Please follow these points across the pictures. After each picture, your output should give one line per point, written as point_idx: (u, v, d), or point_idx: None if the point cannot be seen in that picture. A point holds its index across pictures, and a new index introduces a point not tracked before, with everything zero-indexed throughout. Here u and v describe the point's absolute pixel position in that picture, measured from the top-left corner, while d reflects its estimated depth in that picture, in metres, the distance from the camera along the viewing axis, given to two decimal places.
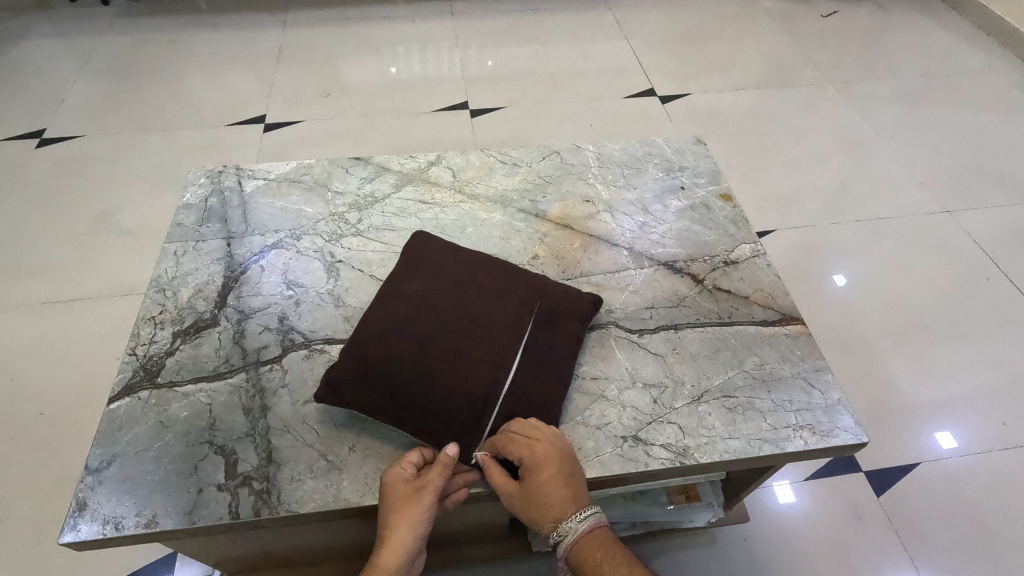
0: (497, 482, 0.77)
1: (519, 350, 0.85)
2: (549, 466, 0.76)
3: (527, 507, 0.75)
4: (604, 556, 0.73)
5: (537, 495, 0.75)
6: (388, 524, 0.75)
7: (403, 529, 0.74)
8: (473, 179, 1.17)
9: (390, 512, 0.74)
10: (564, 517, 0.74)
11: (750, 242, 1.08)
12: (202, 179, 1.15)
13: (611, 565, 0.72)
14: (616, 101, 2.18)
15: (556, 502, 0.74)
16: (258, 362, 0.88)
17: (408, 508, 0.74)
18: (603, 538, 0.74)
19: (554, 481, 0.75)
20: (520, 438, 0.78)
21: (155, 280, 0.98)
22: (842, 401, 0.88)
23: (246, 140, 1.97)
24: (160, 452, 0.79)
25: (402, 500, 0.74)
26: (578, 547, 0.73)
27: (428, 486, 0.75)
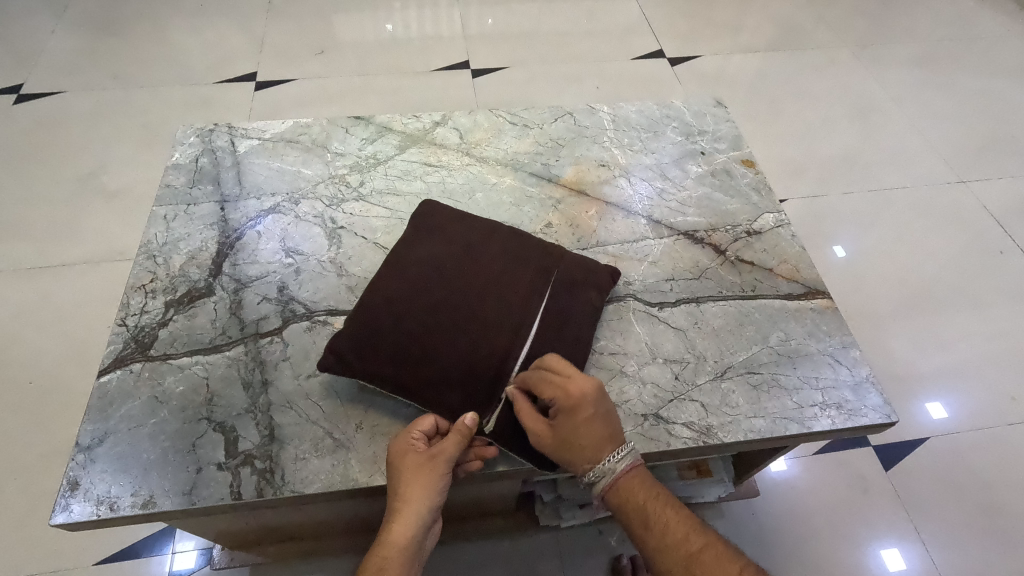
0: (527, 423, 0.73)
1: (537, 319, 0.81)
2: (585, 407, 0.71)
3: (562, 450, 0.71)
4: (646, 496, 0.70)
5: (572, 436, 0.71)
6: (399, 496, 0.70)
7: (416, 500, 0.71)
8: (481, 141, 1.10)
9: (403, 484, 0.70)
10: (602, 457, 0.70)
11: (774, 212, 1.02)
12: (192, 138, 1.08)
13: (654, 503, 0.70)
14: (624, 62, 2.08)
15: (592, 444, 0.71)
16: (257, 334, 0.83)
17: (422, 478, 0.70)
18: (643, 478, 0.71)
19: (591, 421, 0.71)
20: (551, 376, 0.73)
21: (145, 245, 0.92)
22: (870, 379, 0.84)
23: (236, 100, 1.87)
24: (155, 429, 0.74)
25: (414, 470, 0.70)
26: (617, 489, 0.70)
27: (443, 454, 0.71)
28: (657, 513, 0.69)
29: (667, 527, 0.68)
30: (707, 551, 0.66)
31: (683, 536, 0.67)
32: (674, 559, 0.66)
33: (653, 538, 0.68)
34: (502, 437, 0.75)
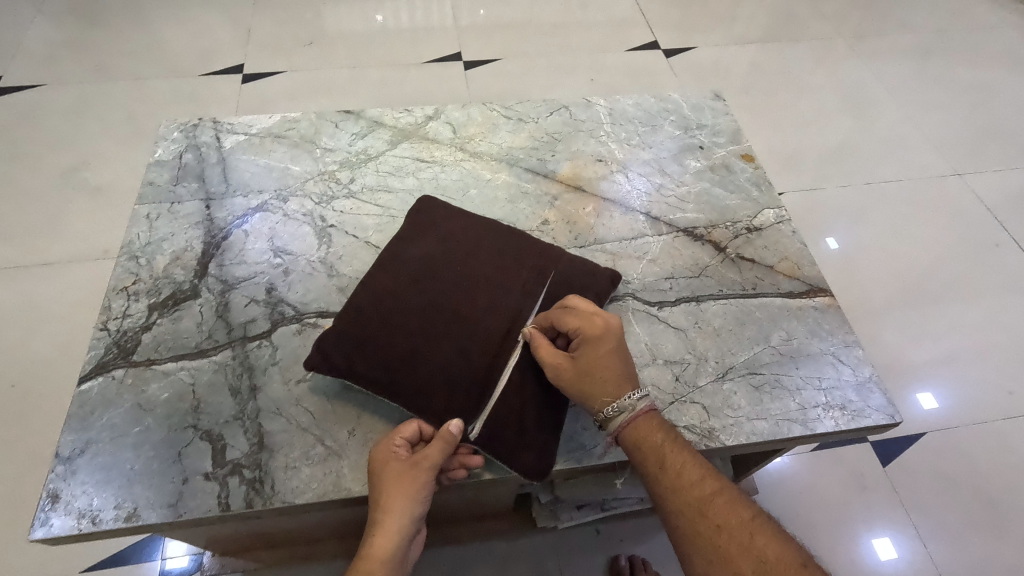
0: (548, 355, 0.73)
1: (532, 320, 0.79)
2: (608, 340, 0.72)
3: (581, 383, 0.71)
4: (663, 438, 0.69)
5: (593, 368, 0.71)
6: (380, 507, 0.67)
7: (397, 511, 0.67)
8: (475, 136, 1.08)
9: (384, 493, 0.67)
10: (622, 394, 0.70)
11: (774, 208, 1.00)
12: (175, 133, 1.04)
13: (669, 445, 0.69)
14: (619, 53, 2.05)
15: (613, 379, 0.70)
16: (244, 337, 0.80)
17: (403, 488, 0.67)
18: (657, 423, 0.70)
19: (613, 355, 0.71)
20: (575, 311, 0.74)
21: (127, 246, 0.88)
22: (873, 378, 0.82)
23: (222, 92, 1.82)
24: (138, 438, 0.71)
25: (395, 478, 0.67)
26: (635, 429, 0.69)
27: (426, 462, 0.68)
28: (673, 455, 0.68)
29: (682, 470, 0.67)
30: (720, 496, 0.65)
31: (697, 480, 0.66)
32: (687, 501, 0.65)
33: (667, 479, 0.67)
34: (494, 442, 0.72)
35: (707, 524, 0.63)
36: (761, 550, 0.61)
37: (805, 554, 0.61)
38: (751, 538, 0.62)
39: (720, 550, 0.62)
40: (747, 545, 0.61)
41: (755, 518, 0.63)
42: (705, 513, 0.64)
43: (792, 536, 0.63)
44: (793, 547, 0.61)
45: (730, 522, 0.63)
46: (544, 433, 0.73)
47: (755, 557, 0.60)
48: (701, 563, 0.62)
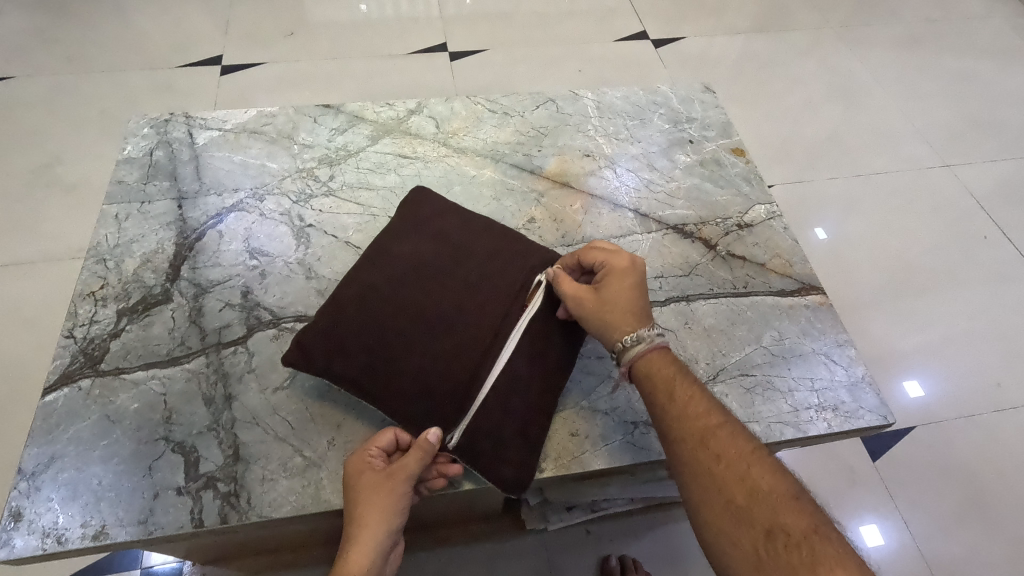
0: (570, 289, 0.75)
1: (520, 324, 0.76)
2: (630, 274, 0.74)
3: (600, 314, 0.72)
4: (676, 372, 0.69)
5: (614, 297, 0.73)
6: (355, 520, 0.65)
7: (373, 524, 0.64)
8: (458, 131, 1.04)
9: (359, 504, 0.65)
10: (640, 326, 0.71)
11: (765, 203, 0.98)
12: (146, 129, 1.00)
13: (678, 378, 0.69)
14: (607, 44, 2.02)
15: (633, 310, 0.72)
16: (219, 344, 0.77)
17: (380, 499, 0.65)
18: (673, 359, 0.71)
19: (634, 288, 0.73)
20: (601, 248, 0.77)
21: (94, 248, 0.85)
22: (865, 378, 0.81)
23: (199, 85, 1.76)
24: (107, 452, 0.68)
25: (371, 489, 0.65)
26: (650, 361, 0.69)
27: (403, 472, 0.66)
28: (682, 387, 0.68)
29: (690, 402, 0.67)
30: (723, 428, 0.64)
31: (703, 411, 0.66)
32: (689, 430, 0.64)
33: (675, 408, 0.66)
34: (478, 450, 0.69)
35: (707, 452, 0.63)
36: (756, 482, 0.60)
37: (800, 489, 0.60)
38: (748, 468, 0.61)
39: (715, 477, 0.61)
40: (743, 474, 0.61)
41: (756, 451, 0.63)
42: (706, 442, 0.63)
43: (789, 473, 0.62)
44: (789, 482, 0.60)
45: (730, 452, 0.62)
46: (529, 441, 0.71)
47: (748, 487, 0.60)
48: (696, 488, 0.62)
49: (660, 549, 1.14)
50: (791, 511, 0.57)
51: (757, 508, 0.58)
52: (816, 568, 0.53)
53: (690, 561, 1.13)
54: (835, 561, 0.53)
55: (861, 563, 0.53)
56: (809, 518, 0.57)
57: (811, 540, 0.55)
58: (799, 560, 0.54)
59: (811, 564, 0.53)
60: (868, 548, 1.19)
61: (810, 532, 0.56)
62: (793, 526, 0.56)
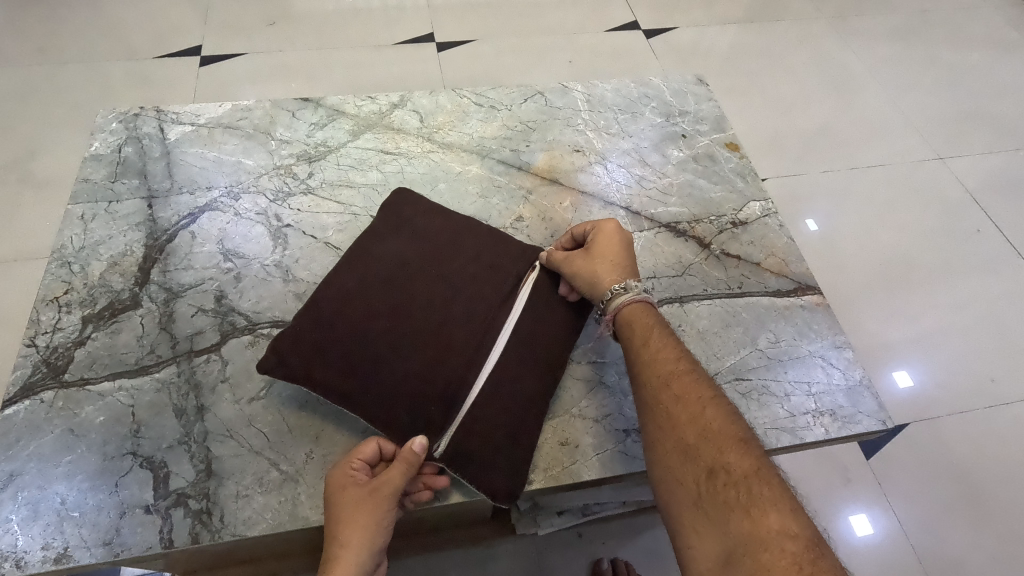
0: (558, 256, 0.77)
1: (506, 331, 0.73)
2: (613, 236, 0.76)
3: (589, 267, 0.73)
4: (655, 323, 0.69)
5: (599, 256, 0.74)
6: (336, 540, 0.61)
7: (355, 543, 0.60)
8: (444, 126, 1.00)
9: (340, 521, 0.61)
10: (628, 277, 0.72)
11: (761, 200, 0.96)
12: (114, 124, 0.95)
13: (656, 331, 0.68)
14: (598, 34, 1.98)
15: (619, 263, 0.74)
16: (191, 351, 0.73)
17: (362, 514, 0.61)
18: (654, 312, 0.71)
19: (617, 247, 0.75)
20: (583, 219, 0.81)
21: (58, 251, 0.80)
22: (863, 381, 0.79)
23: (178, 77, 1.70)
24: (70, 469, 0.65)
25: (353, 503, 0.61)
26: (630, 312, 0.70)
27: (387, 486, 0.62)
28: (656, 336, 0.67)
29: (660, 348, 0.66)
30: (688, 373, 0.64)
31: (671, 357, 0.65)
32: (653, 372, 0.64)
33: (644, 353, 0.66)
34: (462, 462, 0.66)
35: (666, 393, 0.62)
36: (709, 423, 0.59)
37: (753, 434, 0.59)
38: (702, 411, 0.60)
39: (670, 417, 0.61)
40: (698, 416, 0.60)
41: (716, 396, 0.62)
42: (668, 384, 0.63)
43: (745, 420, 0.61)
44: (743, 426, 0.60)
45: (689, 395, 0.62)
46: (517, 453, 0.68)
47: (700, 429, 0.59)
48: (652, 428, 0.62)
49: (652, 552, 1.12)
50: (738, 453, 0.57)
51: (704, 448, 0.58)
52: (748, 506, 0.53)
53: None
54: (769, 501, 0.53)
55: (796, 506, 0.53)
56: (755, 461, 0.57)
57: (751, 481, 0.55)
58: (735, 499, 0.54)
59: (745, 504, 0.54)
60: (859, 545, 1.18)
61: (752, 474, 0.55)
62: (735, 466, 0.56)
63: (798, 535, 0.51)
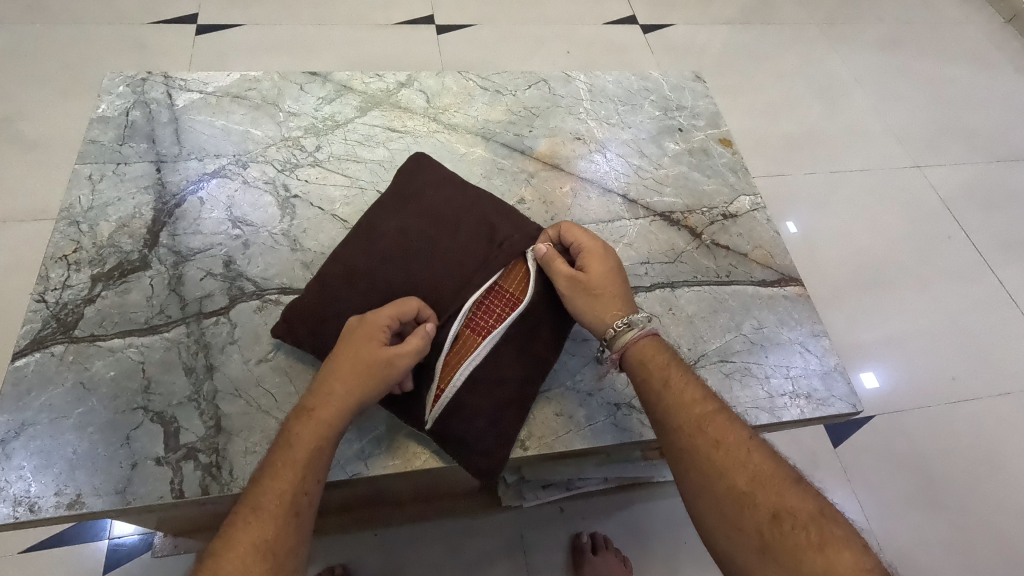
0: (563, 272, 0.75)
1: (505, 321, 0.74)
2: (609, 260, 0.77)
3: (594, 297, 0.74)
4: (668, 359, 0.71)
5: (600, 283, 0.74)
6: (338, 381, 0.63)
7: (348, 396, 0.63)
8: (450, 107, 1.03)
9: (346, 366, 0.64)
10: (629, 311, 0.74)
11: (750, 195, 1.00)
12: (121, 87, 0.95)
13: (672, 369, 0.70)
14: (596, 26, 2.00)
15: (620, 295, 0.75)
16: (200, 313, 0.75)
17: (366, 372, 0.63)
18: (662, 345, 0.73)
19: (614, 274, 0.76)
20: (583, 230, 0.79)
21: (66, 209, 0.81)
22: (838, 368, 0.84)
23: (175, 44, 1.69)
24: (81, 421, 0.66)
25: (366, 359, 0.64)
26: (641, 347, 0.71)
27: (398, 363, 0.65)
28: (676, 378, 0.69)
29: (684, 391, 0.68)
30: (718, 415, 0.66)
31: (699, 399, 0.67)
32: (688, 418, 0.66)
33: (670, 396, 0.68)
34: (461, 429, 0.70)
35: (706, 439, 0.64)
36: (756, 467, 0.62)
37: (794, 472, 0.63)
38: (747, 454, 0.63)
39: (715, 463, 0.62)
40: (743, 459, 0.62)
41: (752, 438, 0.65)
42: (704, 429, 0.65)
43: (781, 457, 0.65)
44: (785, 466, 0.63)
45: (728, 439, 0.64)
46: (513, 423, 0.72)
47: (751, 473, 0.61)
48: (695, 475, 0.63)
49: (628, 527, 1.18)
50: (792, 494, 0.60)
51: (760, 492, 0.60)
52: (822, 546, 0.56)
53: (657, 539, 1.17)
54: (839, 540, 0.57)
55: (861, 542, 0.57)
56: (810, 500, 0.60)
57: (818, 521, 0.58)
58: (806, 541, 0.57)
59: (819, 544, 0.56)
60: None
61: (813, 514, 0.59)
62: (795, 508, 0.59)
63: (873, 569, 0.55)
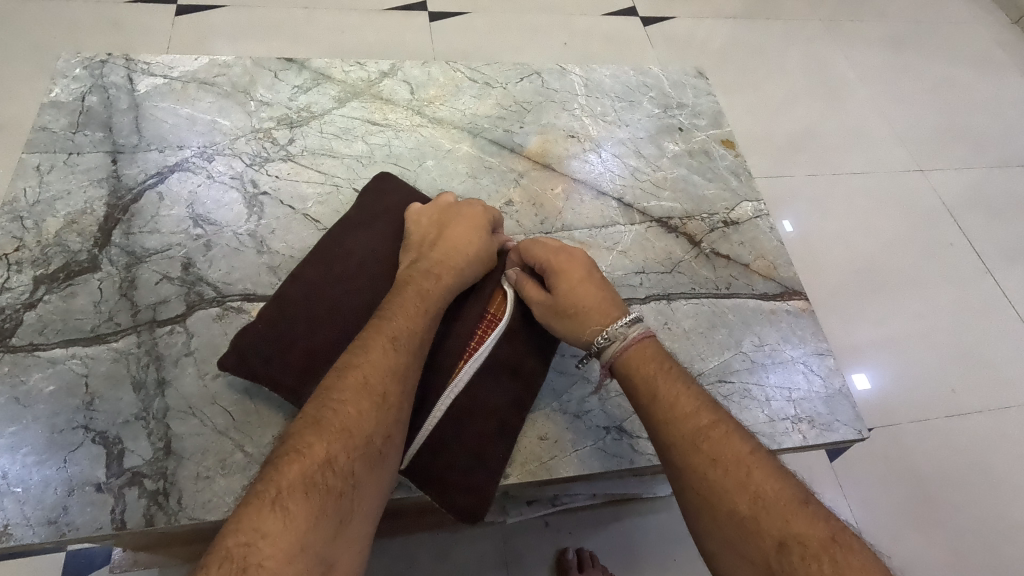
0: (533, 296, 0.71)
1: (486, 343, 0.69)
2: (575, 270, 0.70)
3: (570, 314, 0.68)
4: (658, 367, 0.63)
5: (569, 299, 0.68)
6: (455, 254, 0.70)
7: (459, 272, 0.70)
8: (435, 99, 0.96)
9: (466, 241, 0.71)
10: (612, 318, 0.67)
11: (753, 201, 0.95)
12: (78, 69, 0.88)
13: (665, 375, 0.63)
14: (595, 16, 1.93)
15: (600, 303, 0.68)
16: (153, 321, 0.69)
17: (473, 249, 0.71)
18: (654, 351, 0.65)
19: (583, 283, 0.69)
20: (543, 242, 0.73)
21: (10, 203, 0.74)
22: (842, 390, 0.79)
23: (152, 24, 1.60)
24: (13, 440, 0.60)
25: (476, 240, 0.72)
26: (629, 356, 0.65)
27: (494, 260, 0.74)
28: (668, 386, 0.62)
29: (676, 403, 0.60)
30: (716, 427, 0.58)
31: (693, 411, 0.59)
32: (680, 435, 0.58)
33: (660, 410, 0.60)
34: (437, 452, 0.65)
35: (701, 458, 0.56)
36: (761, 488, 0.53)
37: (807, 491, 0.54)
38: (749, 473, 0.54)
39: (714, 486, 0.54)
40: (745, 479, 0.54)
41: (754, 452, 0.56)
42: (698, 445, 0.57)
43: (790, 472, 0.56)
44: (795, 483, 0.54)
45: (727, 456, 0.56)
46: (494, 447, 0.66)
47: (752, 495, 0.53)
48: (694, 499, 0.55)
49: (616, 543, 1.13)
50: (802, 519, 0.51)
51: (765, 518, 0.52)
52: None
53: (646, 556, 1.12)
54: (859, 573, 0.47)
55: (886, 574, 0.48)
56: (825, 525, 0.51)
57: (831, 550, 0.49)
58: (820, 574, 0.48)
59: None
60: None
61: (828, 542, 0.50)
62: (807, 535, 0.50)
63: None
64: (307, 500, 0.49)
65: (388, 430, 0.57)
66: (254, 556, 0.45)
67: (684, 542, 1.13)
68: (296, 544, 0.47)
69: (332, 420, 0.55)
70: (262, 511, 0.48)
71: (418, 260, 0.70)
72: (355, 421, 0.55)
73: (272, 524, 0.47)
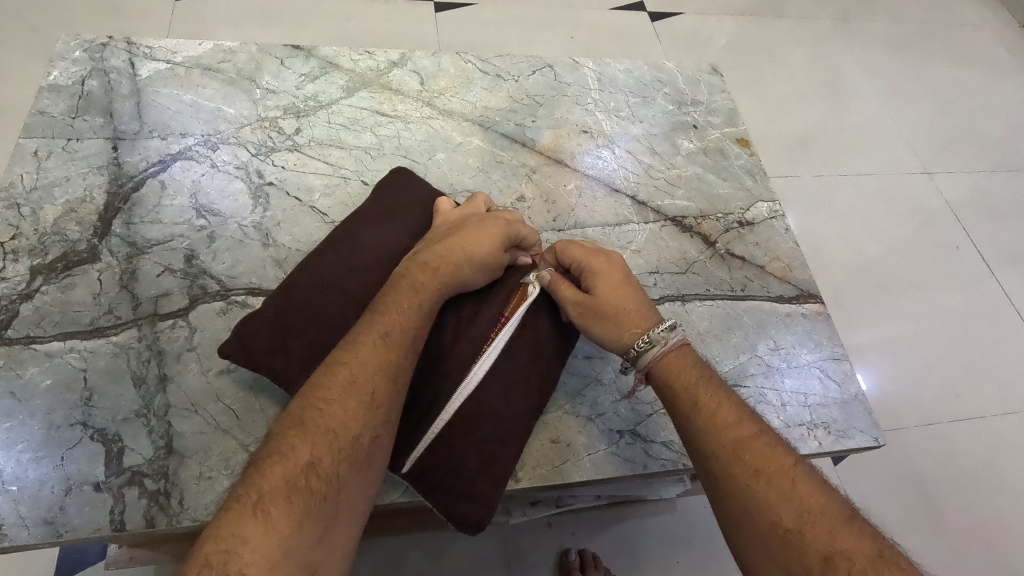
0: (570, 296, 0.68)
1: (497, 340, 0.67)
2: (616, 273, 0.69)
3: (610, 317, 0.67)
4: (698, 376, 0.62)
5: (611, 302, 0.67)
6: (461, 248, 0.67)
7: (462, 266, 0.66)
8: (445, 91, 0.93)
9: (473, 234, 0.68)
10: (649, 325, 0.66)
11: (768, 201, 0.93)
12: (77, 52, 0.85)
13: (705, 386, 0.62)
14: (603, 11, 1.90)
15: (639, 309, 0.67)
16: (155, 315, 0.66)
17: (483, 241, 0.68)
18: (692, 360, 0.64)
19: (624, 286, 0.69)
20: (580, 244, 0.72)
21: (6, 189, 0.72)
22: (858, 396, 0.77)
23: (149, 8, 1.56)
24: (8, 437, 0.58)
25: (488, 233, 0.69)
26: (667, 364, 0.64)
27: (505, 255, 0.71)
28: (708, 395, 0.61)
29: (717, 412, 0.59)
30: (759, 439, 0.57)
31: (734, 421, 0.58)
32: (722, 443, 0.57)
33: (701, 418, 0.59)
34: (448, 455, 0.63)
35: (742, 467, 0.55)
36: (806, 502, 0.52)
37: (852, 507, 0.53)
38: (793, 485, 0.53)
39: (757, 497, 0.53)
40: (789, 491, 0.53)
41: (798, 465, 0.55)
42: (741, 455, 0.56)
43: (835, 487, 0.54)
44: (840, 499, 0.53)
45: (770, 467, 0.54)
46: (506, 449, 0.64)
47: (797, 508, 0.52)
48: (734, 510, 0.54)
49: (616, 546, 1.11)
50: (849, 534, 0.50)
51: (809, 531, 0.50)
52: None
53: (648, 559, 1.10)
54: None
55: None
56: (872, 542, 0.50)
57: (877, 568, 0.48)
58: None
59: None
60: None
61: (874, 559, 0.48)
62: (852, 551, 0.48)
63: None
64: (289, 504, 0.48)
65: (376, 430, 0.55)
66: (235, 564, 0.43)
67: (681, 545, 1.12)
68: (279, 550, 0.45)
69: (318, 420, 0.53)
70: (242, 516, 0.46)
71: (419, 252, 0.68)
72: (341, 422, 0.53)
73: (252, 530, 0.45)
